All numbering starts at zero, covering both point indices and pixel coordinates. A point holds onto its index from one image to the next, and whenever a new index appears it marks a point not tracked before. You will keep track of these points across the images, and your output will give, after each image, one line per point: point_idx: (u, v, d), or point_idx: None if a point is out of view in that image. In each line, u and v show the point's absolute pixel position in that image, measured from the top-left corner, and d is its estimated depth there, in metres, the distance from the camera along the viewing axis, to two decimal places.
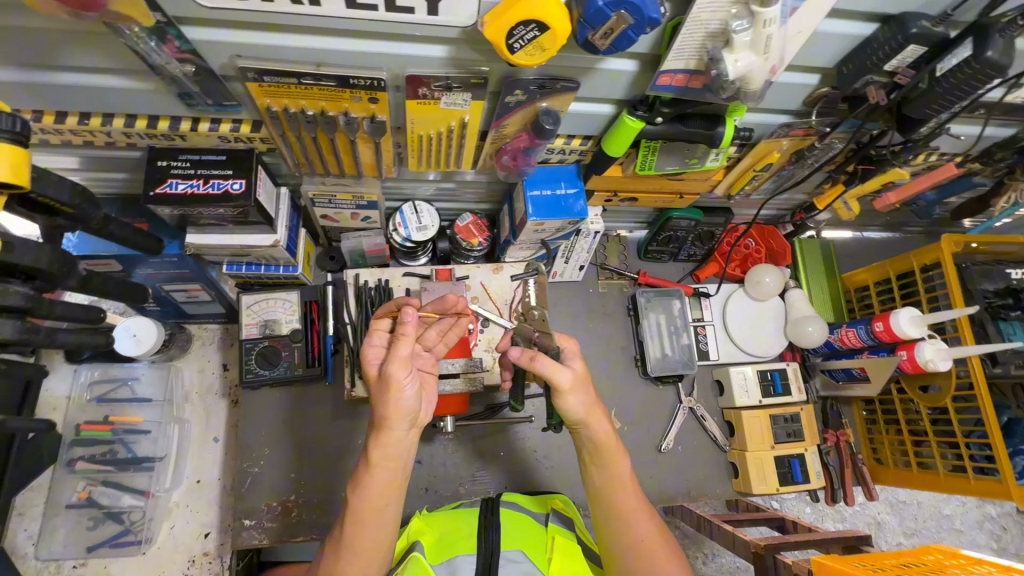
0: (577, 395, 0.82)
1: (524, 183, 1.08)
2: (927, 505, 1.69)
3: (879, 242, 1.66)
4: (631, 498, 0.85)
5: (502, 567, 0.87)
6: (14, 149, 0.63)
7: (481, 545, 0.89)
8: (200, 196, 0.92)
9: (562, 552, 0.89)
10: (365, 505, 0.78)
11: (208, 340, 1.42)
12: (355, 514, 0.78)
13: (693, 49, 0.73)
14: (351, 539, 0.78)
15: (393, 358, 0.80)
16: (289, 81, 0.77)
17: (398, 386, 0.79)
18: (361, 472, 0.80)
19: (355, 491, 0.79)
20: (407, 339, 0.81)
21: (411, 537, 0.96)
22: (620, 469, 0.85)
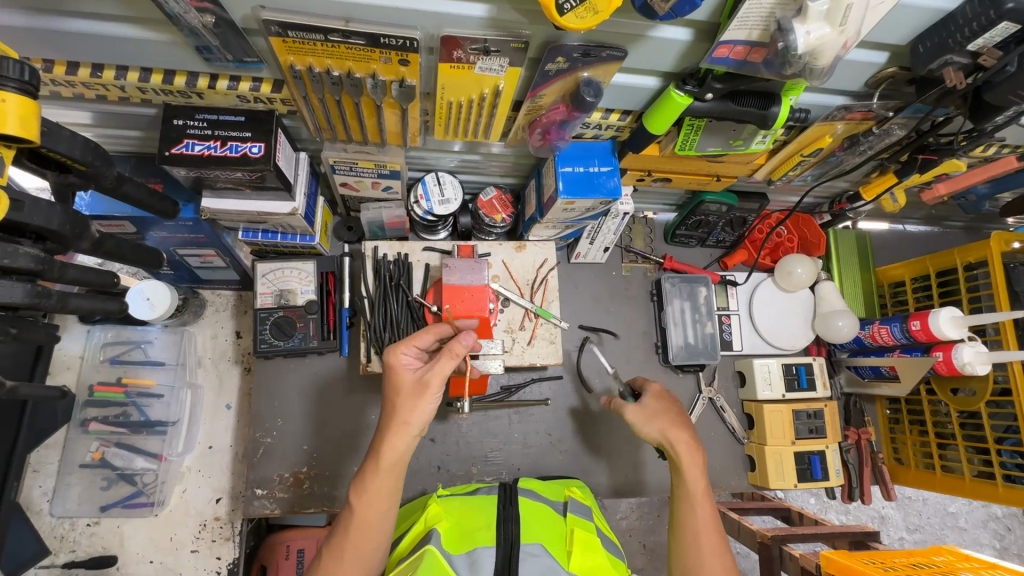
0: (651, 421, 1.00)
1: (556, 158, 1.02)
2: (933, 502, 1.66)
3: (917, 235, 1.59)
4: (704, 514, 0.94)
5: (522, 563, 0.86)
6: (22, 100, 0.58)
7: (501, 537, 0.89)
8: (217, 158, 0.88)
9: (582, 547, 0.90)
10: (367, 508, 0.84)
11: (221, 307, 1.40)
12: (359, 515, 0.84)
13: (760, 18, 0.66)
14: (344, 543, 0.84)
15: (433, 370, 0.85)
16: (316, 37, 0.72)
17: (430, 397, 0.85)
18: (366, 475, 0.86)
19: (359, 494, 0.85)
20: (451, 356, 0.86)
21: (427, 520, 0.95)
22: (693, 485, 0.95)
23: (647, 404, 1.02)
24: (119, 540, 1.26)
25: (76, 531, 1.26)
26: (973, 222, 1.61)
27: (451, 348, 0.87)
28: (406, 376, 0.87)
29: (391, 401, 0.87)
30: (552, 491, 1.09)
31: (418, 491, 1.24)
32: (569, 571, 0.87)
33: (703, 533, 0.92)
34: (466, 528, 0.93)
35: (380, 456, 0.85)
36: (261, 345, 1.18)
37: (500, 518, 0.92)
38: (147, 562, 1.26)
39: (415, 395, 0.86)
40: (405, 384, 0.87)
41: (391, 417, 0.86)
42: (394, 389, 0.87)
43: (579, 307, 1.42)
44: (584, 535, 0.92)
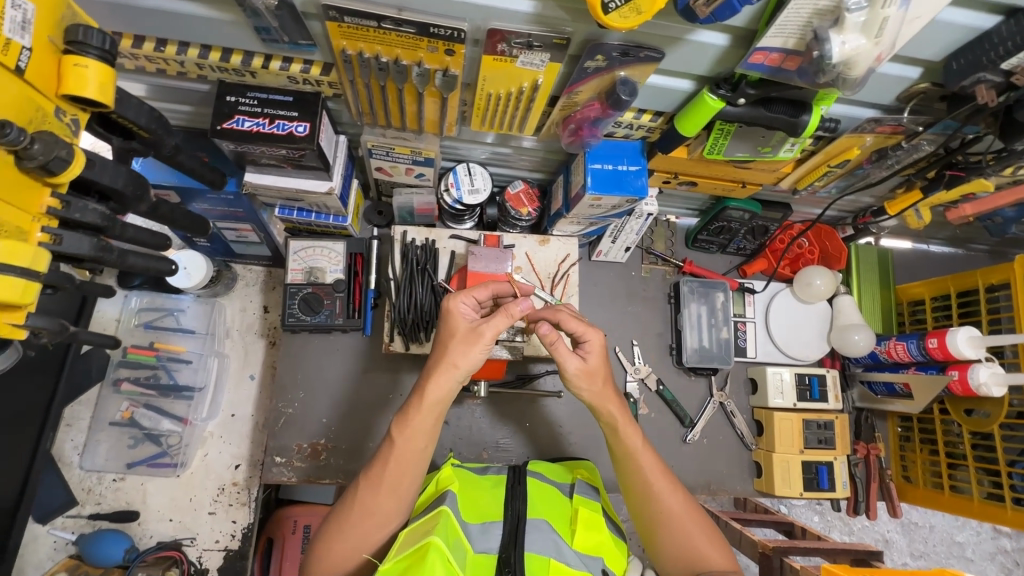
0: (591, 380, 0.92)
1: (586, 155, 1.05)
2: (941, 530, 1.65)
3: (940, 256, 1.59)
4: (650, 463, 0.93)
5: (528, 536, 0.90)
6: (103, 68, 0.63)
7: (508, 512, 0.93)
8: (265, 135, 0.93)
9: (585, 527, 0.94)
10: (405, 446, 0.87)
11: (252, 282, 1.45)
12: (397, 451, 0.87)
13: (797, 27, 0.68)
14: (380, 473, 0.87)
15: (490, 322, 0.87)
16: (369, 23, 0.76)
17: (481, 346, 0.87)
18: (411, 413, 0.88)
19: (402, 431, 0.87)
20: (507, 315, 0.88)
21: (439, 485, 0.98)
22: (629, 440, 0.94)
23: (587, 358, 0.92)
24: (141, 497, 1.32)
25: (102, 485, 1.31)
26: (998, 246, 1.60)
27: (509, 307, 0.88)
28: (464, 323, 0.90)
29: (443, 343, 0.89)
30: (560, 473, 1.09)
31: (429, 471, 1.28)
32: (571, 548, 0.92)
33: (654, 478, 0.93)
34: (474, 499, 0.97)
35: (423, 397, 0.87)
36: (288, 319, 1.23)
37: (507, 495, 0.97)
38: (166, 520, 1.32)
39: (469, 342, 0.87)
40: (460, 329, 0.89)
41: (441, 357, 0.88)
42: (448, 332, 0.89)
43: (597, 304, 1.44)
44: (588, 514, 0.95)
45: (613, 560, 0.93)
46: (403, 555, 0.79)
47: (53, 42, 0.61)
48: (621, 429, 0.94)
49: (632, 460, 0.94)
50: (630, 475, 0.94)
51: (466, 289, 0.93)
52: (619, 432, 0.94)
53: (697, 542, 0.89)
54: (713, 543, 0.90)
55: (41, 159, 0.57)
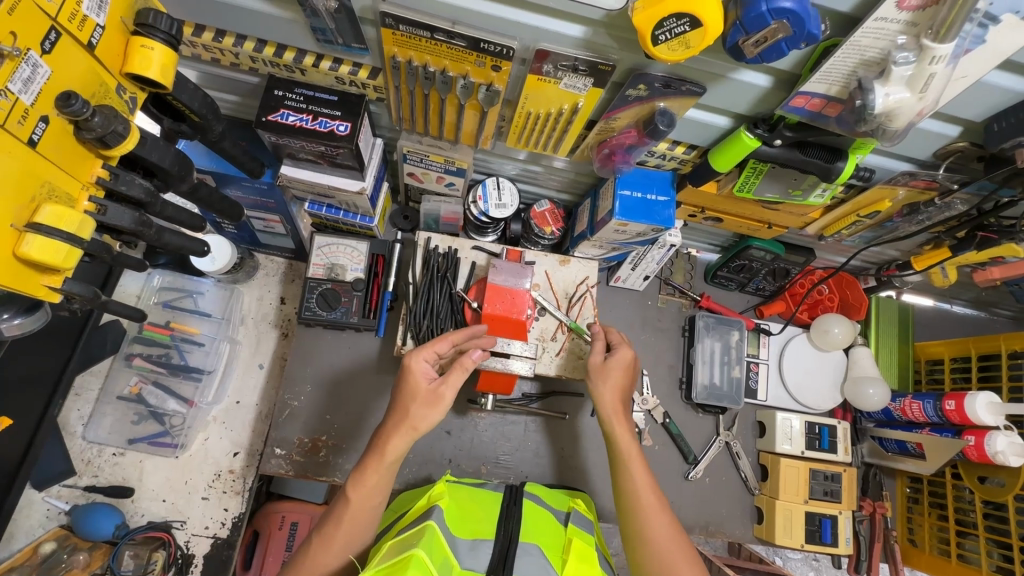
0: (605, 379, 1.03)
1: (615, 180, 1.06)
2: None
3: (961, 317, 1.57)
4: (642, 477, 0.96)
5: (518, 560, 0.89)
6: (167, 52, 0.65)
7: (500, 532, 0.93)
8: (307, 130, 0.95)
9: (579, 558, 0.90)
10: (361, 501, 0.88)
11: (272, 272, 1.47)
12: (353, 506, 0.87)
13: (841, 76, 0.69)
14: (332, 532, 0.87)
15: (449, 382, 0.92)
16: (423, 33, 0.78)
17: (442, 408, 0.91)
18: (368, 470, 0.89)
19: (357, 487, 0.88)
20: (461, 368, 0.94)
21: (429, 498, 0.97)
22: (624, 448, 0.98)
23: (609, 361, 1.05)
24: (138, 474, 1.32)
25: (101, 458, 1.31)
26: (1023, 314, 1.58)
27: (461, 360, 0.94)
28: (424, 382, 0.91)
29: (402, 404, 0.91)
30: (557, 499, 1.08)
31: (423, 478, 1.26)
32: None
33: (644, 497, 0.93)
34: (464, 517, 0.96)
35: (383, 452, 0.88)
36: (305, 312, 1.23)
37: (501, 516, 0.96)
38: (159, 501, 1.31)
39: (429, 403, 0.90)
40: (419, 389, 0.91)
41: (401, 418, 0.90)
42: (408, 394, 0.91)
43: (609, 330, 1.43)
44: (582, 546, 0.92)
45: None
46: (382, 565, 0.77)
47: (125, 22, 0.63)
48: (619, 438, 0.99)
49: (626, 468, 0.97)
50: (624, 488, 0.96)
51: (425, 346, 0.95)
52: (615, 438, 0.99)
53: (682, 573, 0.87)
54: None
55: (99, 132, 0.59)
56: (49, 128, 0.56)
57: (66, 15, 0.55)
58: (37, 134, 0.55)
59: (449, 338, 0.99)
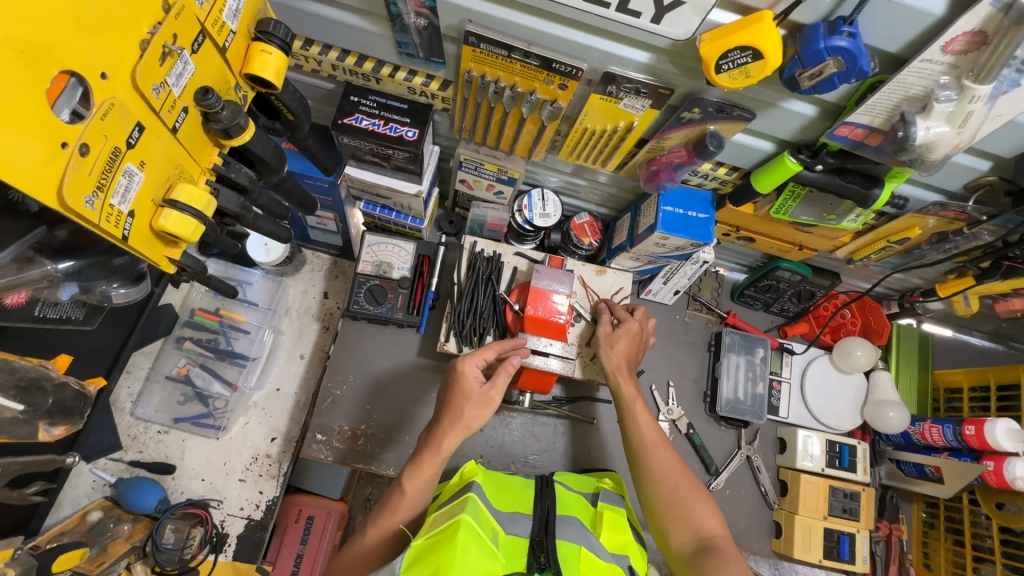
0: (612, 344, 1.16)
1: (659, 197, 1.13)
2: None
3: (980, 348, 1.61)
4: (643, 416, 1.08)
5: (558, 528, 0.93)
6: (281, 57, 0.73)
7: (538, 507, 0.96)
8: (379, 134, 1.03)
9: (611, 528, 0.96)
10: (414, 491, 0.97)
11: (318, 267, 1.55)
12: (407, 497, 0.97)
13: (885, 109, 0.76)
14: (386, 520, 0.96)
15: (497, 386, 1.03)
16: (500, 52, 0.86)
17: (490, 408, 1.03)
18: (424, 464, 0.99)
19: (413, 479, 0.97)
20: (506, 373, 1.05)
21: (466, 478, 1.01)
22: (623, 390, 1.12)
23: (617, 329, 1.17)
24: (180, 453, 1.38)
25: (147, 435, 1.37)
26: None
27: (505, 366, 1.05)
28: (476, 386, 1.02)
29: (456, 405, 1.01)
30: (584, 482, 1.11)
31: (453, 471, 1.30)
32: (602, 546, 0.94)
33: (648, 434, 1.06)
34: (501, 492, 1.01)
35: (439, 448, 0.99)
36: (353, 305, 1.30)
37: (537, 496, 0.99)
38: (199, 480, 1.37)
39: (481, 405, 1.02)
40: (471, 392, 1.01)
41: (456, 418, 1.00)
42: (463, 396, 1.01)
43: None
44: (614, 516, 0.98)
45: (637, 562, 0.96)
46: (432, 532, 0.82)
47: (248, 29, 0.72)
48: (621, 387, 1.12)
49: (629, 413, 1.09)
50: (629, 432, 1.08)
51: (474, 352, 1.04)
52: (618, 387, 1.13)
53: (689, 498, 0.98)
54: (711, 513, 0.97)
55: (225, 123, 0.67)
56: (187, 118, 0.63)
57: (211, 21, 0.63)
58: (179, 123, 0.62)
59: (496, 346, 1.08)
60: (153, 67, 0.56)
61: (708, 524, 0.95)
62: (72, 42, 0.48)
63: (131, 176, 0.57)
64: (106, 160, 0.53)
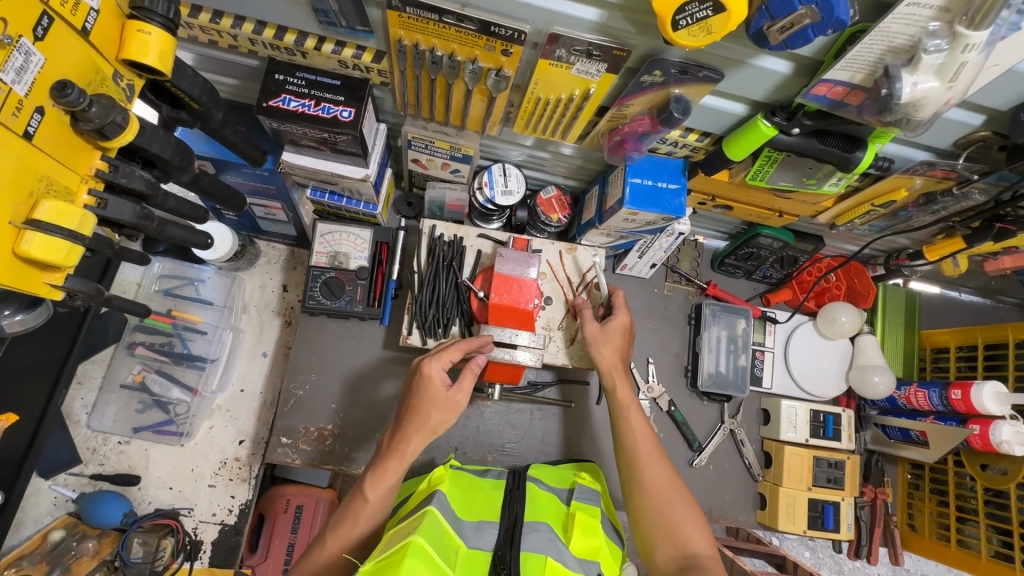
0: (605, 341, 1.10)
1: (625, 168, 1.03)
2: None
3: (968, 305, 1.56)
4: (637, 422, 1.04)
5: (525, 536, 0.90)
6: (165, 37, 0.62)
7: (505, 514, 0.94)
8: (309, 117, 0.92)
9: (581, 531, 0.93)
10: (378, 498, 0.93)
11: (274, 259, 1.45)
12: (370, 505, 0.92)
13: (867, 63, 0.67)
14: (347, 528, 0.92)
15: (461, 386, 0.97)
16: (431, 16, 0.75)
17: (458, 412, 0.97)
18: (389, 464, 0.94)
19: (376, 487, 0.92)
20: (472, 373, 0.99)
21: (431, 484, 0.98)
22: (618, 393, 1.07)
23: (608, 326, 1.11)
24: (144, 463, 1.32)
25: (107, 446, 1.31)
26: None
27: (470, 365, 1.00)
28: (441, 390, 0.95)
29: (422, 410, 0.95)
30: (561, 477, 1.09)
31: (427, 465, 1.26)
32: (569, 552, 0.91)
33: (642, 441, 1.03)
34: (467, 500, 0.98)
35: (403, 454, 0.94)
36: (308, 301, 1.22)
37: (506, 499, 0.97)
38: (166, 489, 1.32)
39: (447, 410, 0.96)
40: (437, 397, 0.95)
41: (421, 423, 0.94)
42: (428, 401, 0.95)
43: None
44: (585, 517, 0.95)
45: (607, 565, 0.93)
46: (382, 557, 0.78)
47: (120, 5, 0.60)
48: (615, 388, 1.07)
49: (624, 417, 1.05)
50: (621, 436, 1.05)
51: (437, 353, 0.97)
52: (613, 388, 1.08)
53: (679, 514, 0.95)
54: (698, 529, 0.94)
55: (97, 122, 0.56)
56: (44, 119, 0.54)
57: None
58: (33, 126, 0.53)
59: (460, 345, 1.00)
60: None
61: (695, 542, 0.93)
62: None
63: None
64: None
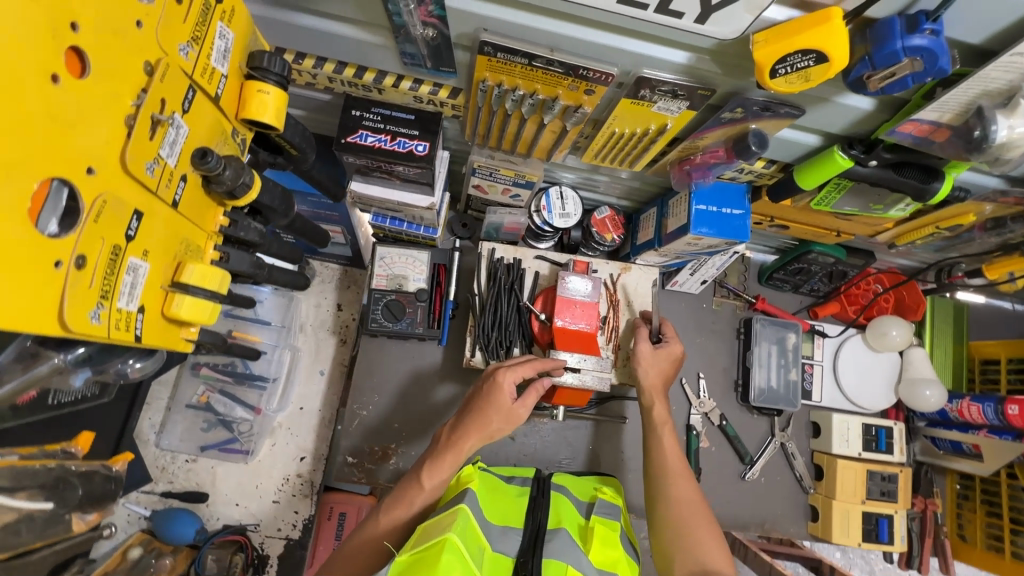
0: (652, 363, 1.12)
1: (691, 194, 1.04)
2: None
3: (1015, 315, 1.56)
4: (669, 441, 1.07)
5: (549, 543, 0.92)
6: (281, 93, 0.67)
7: (529, 521, 0.96)
8: (386, 152, 0.95)
9: (601, 543, 0.94)
10: (433, 487, 0.96)
11: (328, 279, 1.48)
12: (425, 492, 0.96)
13: (959, 104, 0.67)
14: (401, 511, 0.95)
15: (525, 402, 1.00)
16: (521, 61, 0.76)
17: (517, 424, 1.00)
18: (445, 457, 0.97)
19: (433, 476, 0.96)
20: (537, 393, 1.02)
21: (460, 482, 1.00)
22: (654, 412, 1.11)
23: (659, 349, 1.13)
24: (211, 480, 1.36)
25: (175, 464, 1.36)
26: None
27: (537, 385, 1.03)
28: (506, 400, 0.98)
29: (485, 412, 0.98)
30: (583, 489, 1.11)
31: None
32: (590, 562, 0.91)
33: (672, 459, 1.05)
34: (494, 502, 0.99)
35: (461, 450, 0.97)
36: (370, 324, 1.24)
37: (530, 507, 0.99)
38: (233, 504, 1.36)
39: (508, 420, 0.99)
40: (502, 405, 0.98)
41: (482, 424, 0.98)
42: (492, 406, 0.98)
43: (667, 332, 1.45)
44: (604, 531, 0.96)
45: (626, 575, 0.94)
46: (419, 548, 0.79)
47: (240, 67, 0.66)
48: (654, 407, 1.11)
49: (656, 436, 1.09)
50: (653, 455, 1.07)
51: (513, 367, 1.01)
52: (651, 406, 1.11)
53: (699, 531, 0.95)
54: (719, 549, 0.94)
55: (229, 184, 0.62)
56: (187, 185, 0.59)
57: (199, 71, 0.58)
58: (178, 194, 0.58)
59: (533, 362, 1.04)
60: (143, 144, 0.52)
61: (716, 559, 0.92)
62: (54, 144, 0.43)
63: (136, 270, 0.54)
64: (106, 266, 0.49)
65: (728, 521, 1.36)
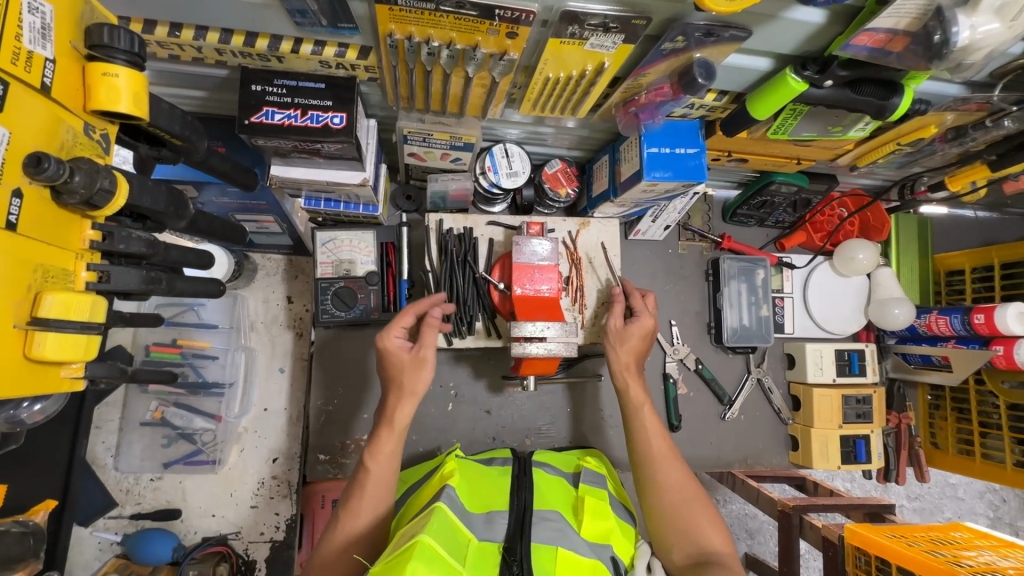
0: (621, 341, 1.07)
1: (642, 137, 0.96)
2: (983, 496, 1.63)
3: (979, 222, 1.56)
4: (649, 421, 1.02)
5: (535, 526, 0.89)
6: (135, 76, 0.59)
7: (515, 501, 0.94)
8: (298, 129, 0.84)
9: (591, 514, 0.93)
10: (379, 468, 0.90)
11: (273, 271, 1.39)
12: (372, 476, 0.89)
13: (916, 6, 0.61)
14: (360, 500, 0.88)
15: (427, 343, 0.94)
16: (427, 7, 0.66)
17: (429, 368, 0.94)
18: (381, 438, 0.92)
19: (374, 457, 0.90)
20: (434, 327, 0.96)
21: (442, 477, 0.96)
22: (631, 391, 1.04)
23: (630, 326, 1.07)
24: (181, 495, 1.30)
25: (140, 485, 1.29)
26: None
27: (430, 321, 0.97)
28: (403, 353, 0.94)
29: (395, 379, 0.93)
30: (566, 461, 1.12)
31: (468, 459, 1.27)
32: (580, 538, 0.91)
33: (656, 439, 1.00)
34: (475, 492, 0.96)
35: (393, 422, 0.92)
36: (322, 315, 1.17)
37: (514, 488, 0.97)
38: (208, 516, 1.30)
39: (416, 368, 0.93)
40: (403, 360, 0.93)
41: (398, 391, 0.93)
42: (395, 368, 0.93)
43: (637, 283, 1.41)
44: (595, 502, 0.96)
45: (620, 547, 0.93)
46: (391, 556, 0.72)
47: (75, 48, 0.57)
48: (629, 387, 1.04)
49: (638, 417, 1.02)
50: (636, 440, 1.01)
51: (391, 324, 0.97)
52: (626, 387, 1.05)
53: (696, 514, 0.93)
54: (716, 530, 0.92)
55: (83, 192, 0.56)
56: (24, 202, 0.53)
57: (10, 59, 0.50)
58: (15, 213, 0.52)
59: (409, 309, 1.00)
60: None
61: (712, 540, 0.90)
62: None
63: None
64: None
65: (712, 461, 1.38)
